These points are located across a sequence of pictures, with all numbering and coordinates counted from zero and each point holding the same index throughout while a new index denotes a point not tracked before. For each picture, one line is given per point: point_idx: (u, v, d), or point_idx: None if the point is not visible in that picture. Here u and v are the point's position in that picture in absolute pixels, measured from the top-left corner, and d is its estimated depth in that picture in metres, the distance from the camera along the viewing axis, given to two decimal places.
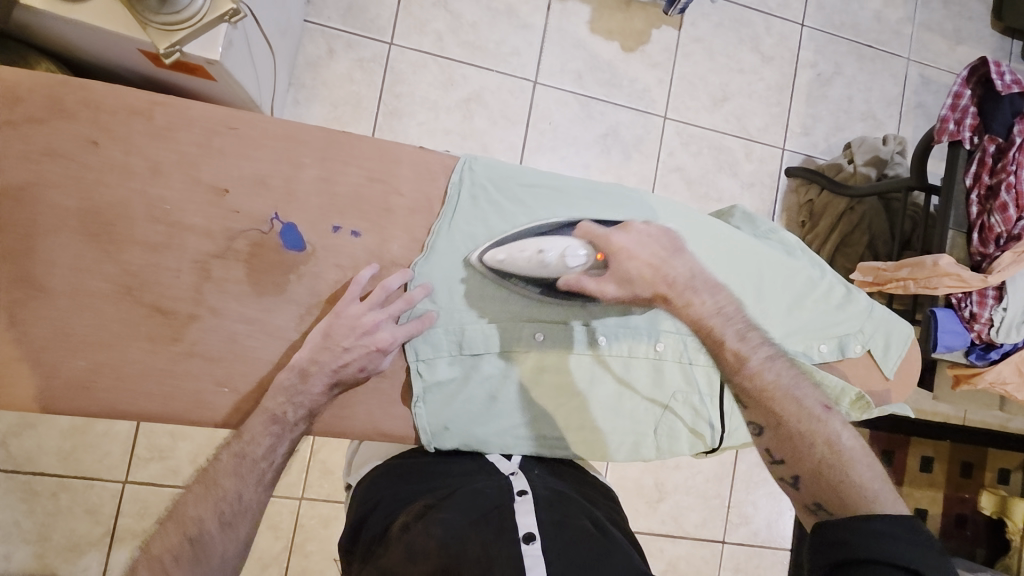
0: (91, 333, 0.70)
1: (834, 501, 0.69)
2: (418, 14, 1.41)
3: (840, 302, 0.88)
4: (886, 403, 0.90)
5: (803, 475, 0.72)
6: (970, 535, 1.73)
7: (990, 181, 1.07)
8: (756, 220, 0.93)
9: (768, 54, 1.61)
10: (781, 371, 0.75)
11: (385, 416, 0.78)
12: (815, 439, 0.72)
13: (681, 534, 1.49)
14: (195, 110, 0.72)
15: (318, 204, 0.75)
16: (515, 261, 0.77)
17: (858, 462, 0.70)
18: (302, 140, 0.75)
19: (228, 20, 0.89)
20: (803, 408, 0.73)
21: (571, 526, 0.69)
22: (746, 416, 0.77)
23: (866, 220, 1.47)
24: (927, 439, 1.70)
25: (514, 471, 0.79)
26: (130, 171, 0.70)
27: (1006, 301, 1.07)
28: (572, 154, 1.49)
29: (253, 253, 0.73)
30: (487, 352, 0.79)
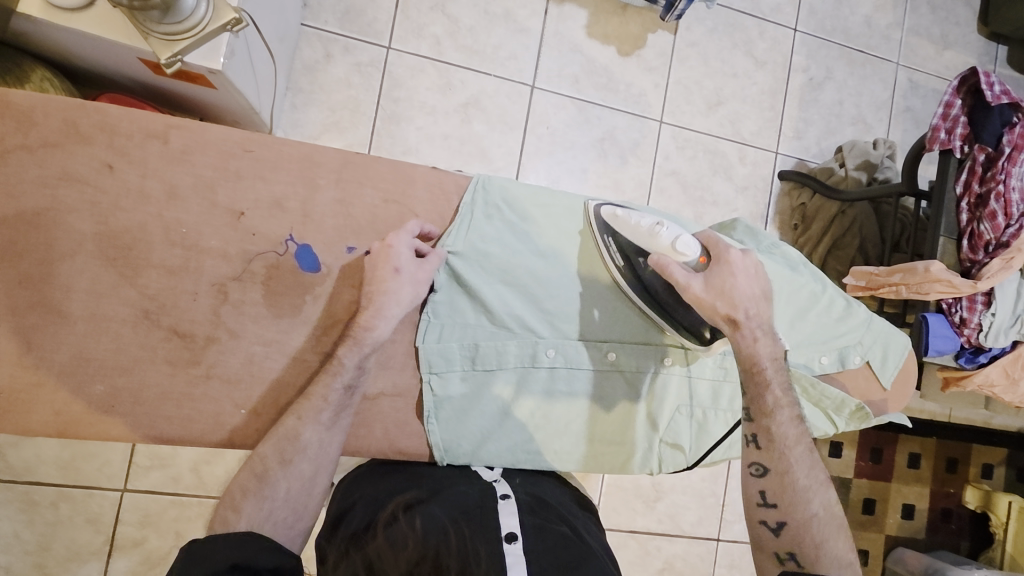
0: (111, 358, 0.70)
1: (808, 556, 0.73)
2: (417, 17, 1.40)
3: (840, 315, 0.90)
4: (883, 412, 0.94)
5: (788, 523, 0.76)
6: (955, 528, 1.79)
7: (980, 189, 1.09)
8: (759, 233, 0.94)
9: (762, 59, 1.63)
10: (802, 437, 0.79)
11: (402, 434, 0.81)
12: (811, 498, 0.76)
13: (678, 532, 1.52)
14: (211, 132, 0.72)
15: (335, 225, 0.75)
16: (628, 224, 0.80)
17: (839, 528, 0.75)
18: (318, 162, 0.75)
19: (230, 29, 0.88)
20: (807, 471, 0.77)
21: (552, 531, 0.69)
22: (750, 457, 0.80)
23: (857, 224, 1.50)
24: (914, 436, 1.75)
25: (497, 478, 0.80)
26: (147, 195, 0.70)
27: (994, 307, 1.10)
28: (569, 159, 1.50)
29: (270, 276, 0.73)
30: (500, 369, 0.81)
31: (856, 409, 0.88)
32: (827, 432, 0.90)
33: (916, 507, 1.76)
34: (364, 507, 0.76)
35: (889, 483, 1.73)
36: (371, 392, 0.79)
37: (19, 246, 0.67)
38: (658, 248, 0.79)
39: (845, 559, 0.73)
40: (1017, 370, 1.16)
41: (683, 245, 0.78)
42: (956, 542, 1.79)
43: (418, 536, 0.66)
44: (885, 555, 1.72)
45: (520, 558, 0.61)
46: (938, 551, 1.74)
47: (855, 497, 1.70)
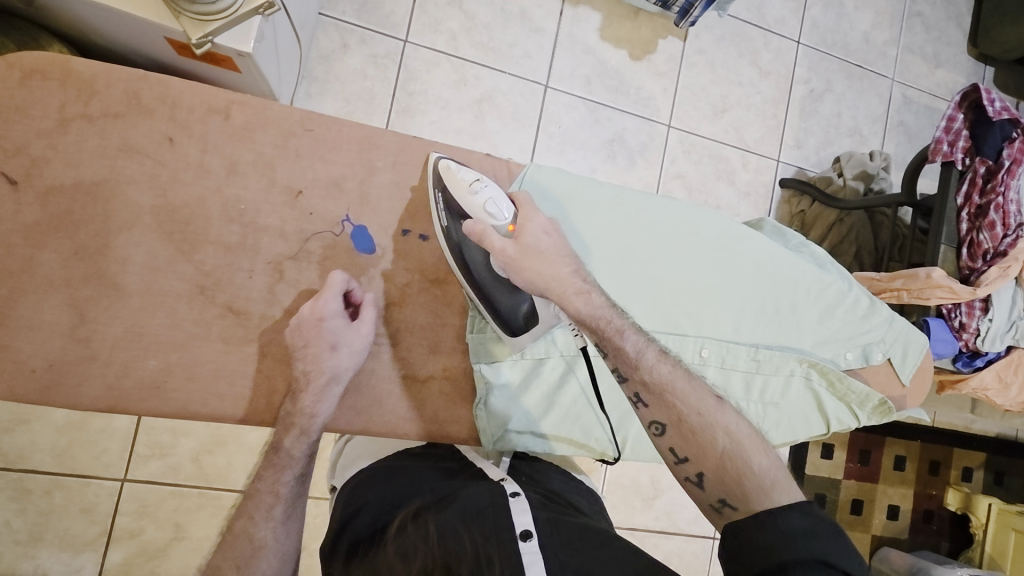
0: (165, 332, 0.74)
1: (738, 496, 0.65)
2: (434, 12, 1.41)
3: (864, 313, 0.91)
4: (903, 408, 0.96)
5: (708, 471, 0.68)
6: (937, 530, 1.85)
7: (980, 201, 1.14)
8: (786, 232, 0.98)
9: (766, 69, 1.68)
10: (665, 368, 0.72)
11: (448, 417, 0.84)
12: (715, 432, 0.68)
13: (675, 530, 1.55)
14: (272, 111, 0.78)
15: (390, 208, 0.81)
16: (453, 176, 0.78)
17: (757, 451, 0.68)
18: (376, 144, 0.81)
19: (262, 12, 0.88)
20: (698, 401, 0.70)
21: (566, 526, 0.67)
22: (644, 417, 0.73)
23: (854, 231, 1.55)
24: (900, 439, 1.82)
25: (505, 478, 0.76)
26: (206, 171, 0.75)
27: (991, 312, 1.14)
28: (579, 158, 1.52)
29: (326, 255, 0.78)
30: (547, 356, 0.86)
31: (879, 403, 0.88)
32: (850, 425, 0.91)
33: (901, 508, 1.82)
34: (370, 516, 0.76)
35: (876, 485, 1.79)
36: (421, 374, 0.83)
37: (77, 215, 0.71)
38: (471, 209, 0.76)
39: (776, 479, 0.66)
40: (1009, 374, 1.21)
41: (492, 206, 0.75)
42: (937, 543, 1.85)
43: (431, 541, 0.65)
44: (872, 554, 1.79)
45: (536, 556, 0.61)
46: (921, 551, 1.80)
47: (844, 498, 1.75)
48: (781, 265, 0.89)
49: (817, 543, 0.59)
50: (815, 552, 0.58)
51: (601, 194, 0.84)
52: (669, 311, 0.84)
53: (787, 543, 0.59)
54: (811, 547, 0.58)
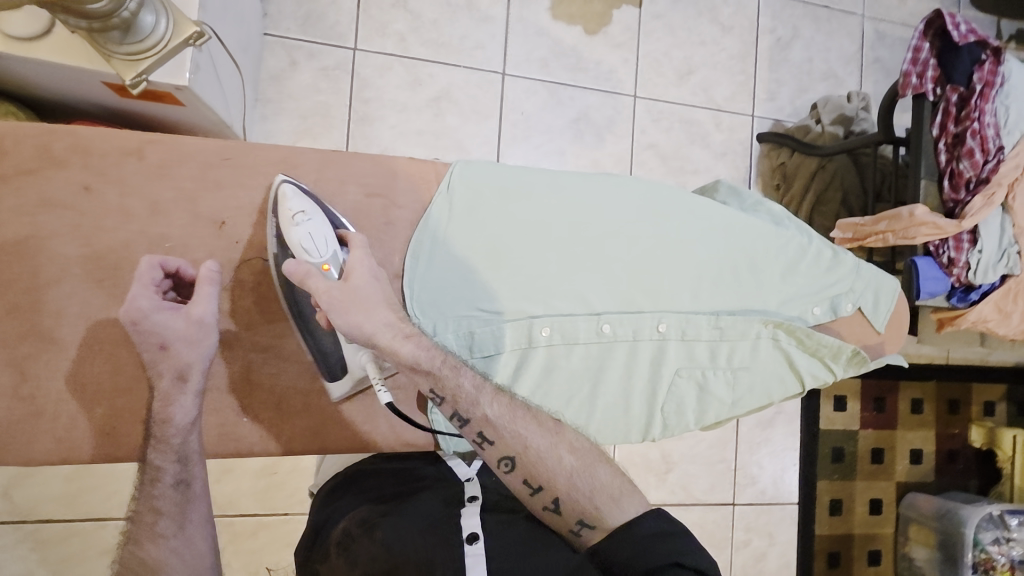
0: (109, 379, 0.75)
1: (592, 514, 0.70)
2: (379, 16, 1.40)
3: (829, 266, 0.88)
4: (881, 355, 0.93)
5: (562, 496, 0.72)
6: (963, 469, 1.82)
7: (956, 129, 1.10)
8: (742, 193, 0.95)
9: (727, 24, 1.63)
10: (499, 406, 0.74)
11: (407, 426, 0.84)
12: (560, 454, 0.73)
13: (693, 500, 1.60)
14: (188, 144, 0.77)
15: None
16: (285, 198, 0.75)
17: (599, 463, 0.74)
18: (299, 163, 0.80)
19: (193, 43, 0.89)
20: (535, 434, 0.74)
21: (516, 528, 0.73)
22: (493, 458, 0.74)
23: (838, 177, 1.51)
24: (915, 382, 1.78)
25: (471, 478, 0.84)
26: (129, 214, 0.75)
27: (980, 243, 1.10)
28: (547, 142, 1.51)
29: (258, 282, 0.79)
30: (497, 352, 0.81)
31: (852, 354, 0.86)
32: (827, 381, 0.88)
33: (923, 451, 1.79)
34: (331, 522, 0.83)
35: (895, 431, 1.76)
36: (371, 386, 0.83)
37: (6, 276, 0.72)
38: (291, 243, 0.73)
39: (620, 487, 0.72)
40: (1008, 303, 1.17)
41: (313, 244, 0.73)
42: (965, 482, 1.81)
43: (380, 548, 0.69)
44: (898, 501, 1.77)
45: (480, 557, 0.66)
46: (948, 492, 1.77)
47: (862, 448, 1.73)
48: (734, 226, 0.86)
49: (672, 545, 0.64)
50: (671, 555, 0.63)
51: (537, 182, 0.82)
52: (626, 289, 0.83)
53: (644, 550, 0.64)
54: (666, 551, 0.63)
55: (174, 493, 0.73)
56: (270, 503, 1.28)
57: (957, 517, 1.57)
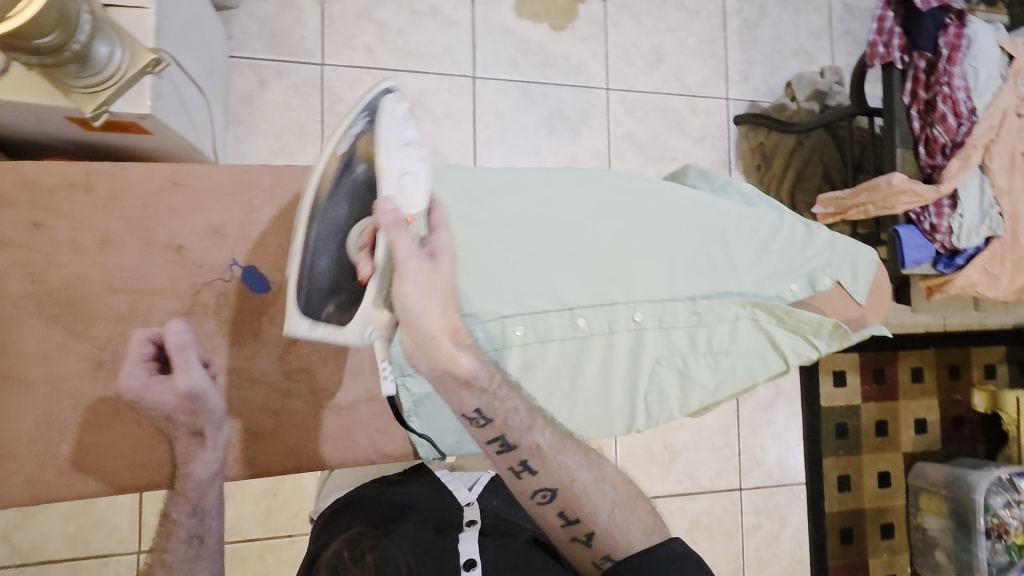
0: (73, 417, 0.69)
1: (620, 551, 0.75)
2: (344, 29, 1.40)
3: (804, 240, 0.85)
4: (863, 328, 0.89)
5: (596, 531, 0.76)
6: (969, 434, 1.81)
7: (927, 95, 1.10)
8: (711, 175, 0.94)
9: (694, 9, 1.63)
10: (546, 440, 0.75)
11: (385, 438, 0.78)
12: (601, 489, 0.77)
13: (699, 489, 1.59)
14: (135, 171, 0.71)
15: (280, 242, 0.74)
16: (400, 127, 0.71)
17: (634, 503, 0.78)
18: (252, 182, 0.74)
19: (151, 70, 0.89)
20: (577, 469, 0.76)
21: (508, 551, 0.80)
22: (533, 485, 0.76)
23: (816, 153, 1.54)
24: (913, 350, 1.77)
25: (470, 501, 0.93)
26: (81, 247, 0.69)
27: (961, 207, 1.09)
28: (522, 142, 1.51)
29: (221, 303, 0.72)
30: (469, 356, 0.80)
31: (834, 327, 0.84)
32: (810, 357, 0.86)
33: (928, 420, 1.78)
34: (326, 541, 0.89)
35: (897, 402, 1.75)
36: (345, 402, 0.76)
37: None
38: (382, 164, 0.67)
39: (649, 529, 0.77)
40: (995, 266, 1.15)
41: (412, 192, 0.69)
42: (972, 447, 1.80)
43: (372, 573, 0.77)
44: (907, 472, 1.75)
45: None
46: (957, 459, 1.75)
47: (866, 422, 1.72)
48: (704, 209, 0.84)
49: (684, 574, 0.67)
50: None
51: (498, 182, 0.81)
52: (599, 282, 0.83)
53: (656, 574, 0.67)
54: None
55: (187, 548, 0.77)
56: (273, 526, 1.27)
57: (965, 484, 1.56)
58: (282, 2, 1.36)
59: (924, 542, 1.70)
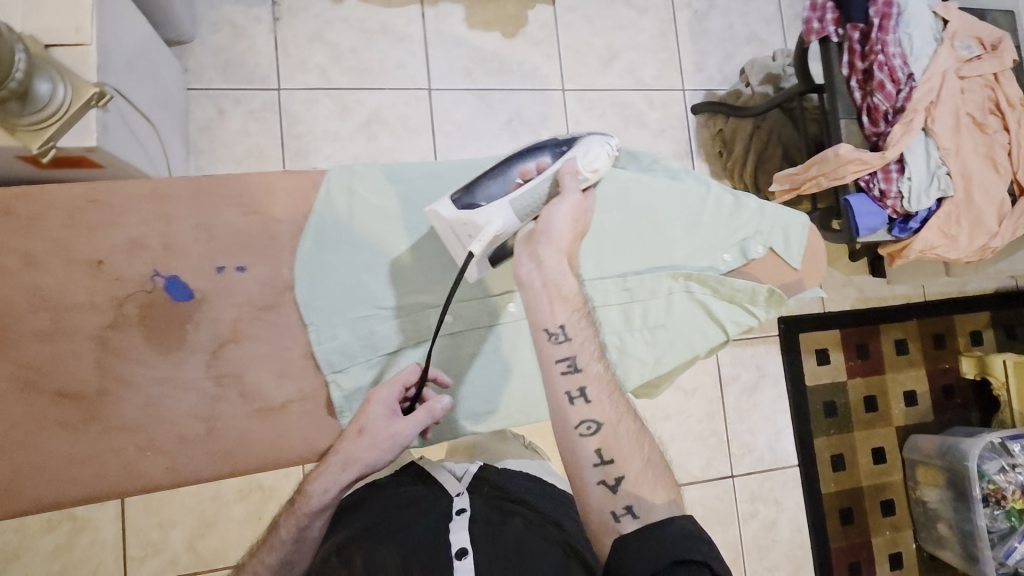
0: (5, 435, 0.71)
1: (643, 507, 0.72)
2: (298, 53, 1.43)
3: (732, 211, 0.88)
4: (801, 292, 0.91)
5: (625, 478, 0.73)
6: (961, 402, 1.79)
7: (864, 66, 1.11)
8: (640, 154, 0.93)
9: (642, 6, 1.66)
10: (600, 368, 0.75)
11: (319, 435, 0.79)
12: (639, 439, 0.75)
13: (690, 479, 1.57)
14: (53, 193, 0.72)
15: (201, 250, 0.75)
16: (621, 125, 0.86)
17: (659, 468, 0.76)
18: (167, 195, 0.75)
19: (96, 103, 0.91)
20: (620, 408, 0.75)
21: (502, 538, 0.83)
22: (575, 414, 0.74)
23: (774, 134, 1.53)
24: (895, 323, 1.76)
25: (460, 492, 0.93)
26: (5, 271, 0.71)
27: (908, 171, 1.10)
28: (483, 148, 1.52)
29: (144, 314, 0.74)
30: (401, 347, 0.82)
31: (769, 293, 0.85)
32: (750, 326, 0.87)
33: (917, 391, 1.76)
34: (309, 547, 0.90)
35: (884, 375, 1.74)
36: (275, 402, 0.77)
37: None
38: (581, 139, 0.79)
39: (671, 497, 0.74)
40: (952, 226, 1.16)
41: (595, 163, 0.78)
42: (966, 415, 1.78)
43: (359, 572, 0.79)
44: (902, 446, 1.73)
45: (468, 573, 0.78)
46: (951, 429, 1.73)
47: (854, 399, 1.71)
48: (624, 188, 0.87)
49: (695, 546, 0.67)
50: (697, 554, 0.67)
51: (416, 174, 0.82)
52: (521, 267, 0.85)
53: (668, 546, 0.67)
54: (693, 550, 0.67)
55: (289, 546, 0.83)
56: None
57: (959, 452, 1.53)
58: (234, 32, 1.39)
59: (926, 515, 1.67)
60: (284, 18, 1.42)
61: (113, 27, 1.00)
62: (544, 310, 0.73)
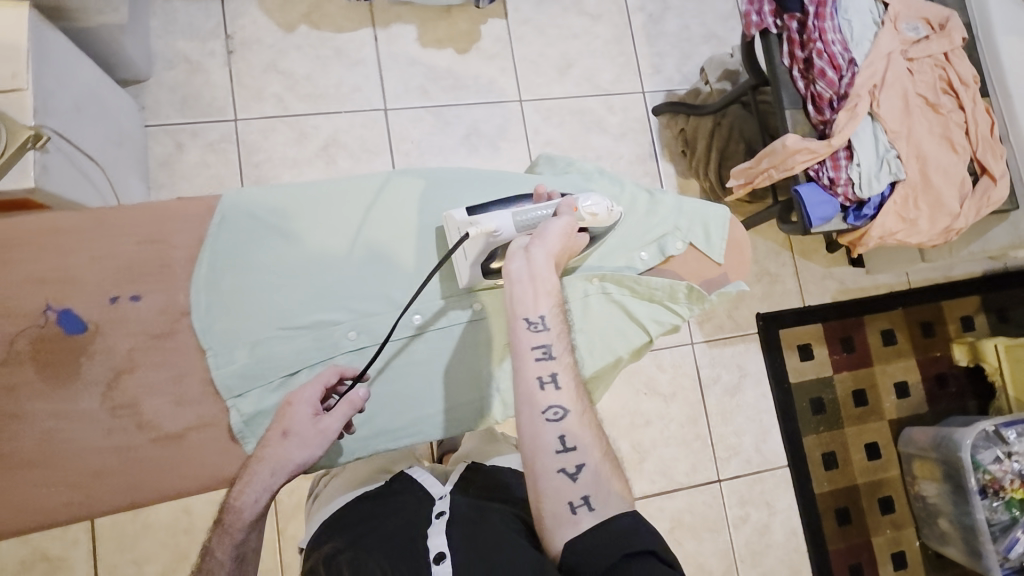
0: None
1: (599, 496, 0.74)
2: (253, 84, 1.45)
3: (647, 208, 0.89)
4: (724, 285, 0.89)
5: (586, 467, 0.75)
6: (956, 391, 1.73)
7: (804, 54, 1.10)
8: (555, 159, 0.97)
9: (595, 13, 1.67)
10: (565, 359, 0.77)
11: (222, 461, 0.78)
12: (597, 431, 0.77)
13: (675, 486, 1.53)
14: None
15: (95, 281, 0.76)
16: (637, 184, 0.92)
17: (612, 462, 0.78)
18: (62, 229, 0.76)
19: (33, 145, 0.90)
20: (580, 400, 0.77)
21: (481, 534, 0.80)
22: (541, 400, 0.75)
23: (736, 129, 1.50)
24: (880, 313, 1.72)
25: (442, 496, 0.91)
26: None
27: (857, 157, 1.08)
28: (442, 163, 1.52)
29: (38, 348, 0.74)
30: (300, 367, 0.80)
31: (688, 290, 0.86)
32: (672, 324, 0.87)
33: (908, 382, 1.71)
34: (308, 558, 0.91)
35: (872, 367, 1.69)
36: (175, 430, 0.76)
37: None
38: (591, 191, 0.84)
39: (622, 490, 0.76)
40: (910, 210, 1.13)
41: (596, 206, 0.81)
42: (962, 404, 1.72)
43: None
44: (897, 440, 1.68)
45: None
46: (947, 419, 1.68)
47: (842, 394, 1.67)
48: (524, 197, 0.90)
49: (646, 536, 0.70)
50: (647, 544, 0.69)
51: (314, 195, 0.84)
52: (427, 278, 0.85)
53: (621, 539, 0.69)
54: (643, 541, 0.69)
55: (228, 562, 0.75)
56: None
57: (952, 444, 1.48)
58: (189, 67, 1.42)
59: (926, 511, 1.60)
60: (237, 51, 1.45)
61: (54, 69, 1.02)
62: (525, 295, 0.75)
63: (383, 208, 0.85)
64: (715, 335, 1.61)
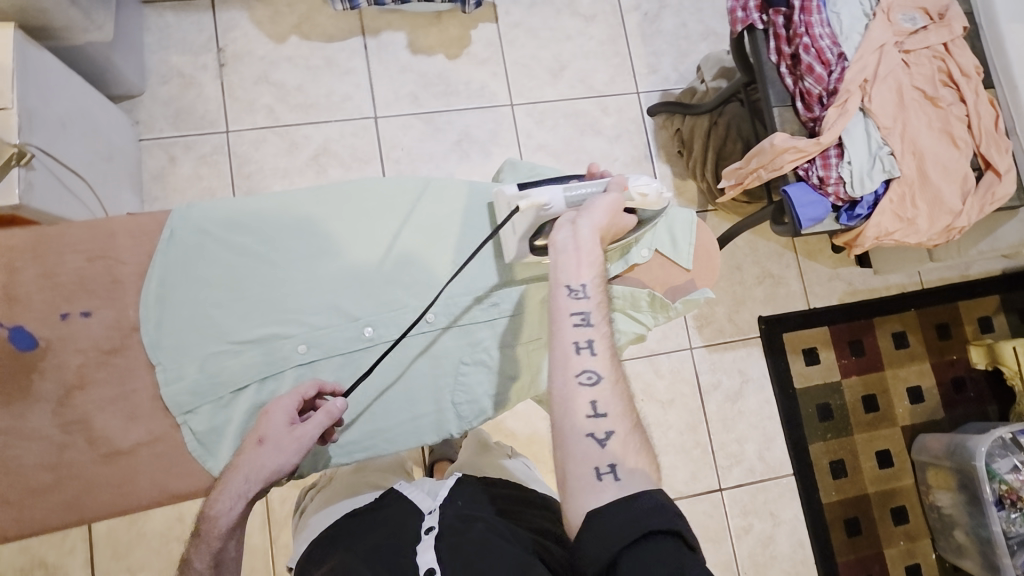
0: None
1: (627, 468, 0.68)
2: (245, 96, 1.47)
3: None
4: (691, 292, 0.89)
5: (616, 436, 0.70)
6: (975, 396, 1.66)
7: (790, 50, 1.06)
8: (518, 164, 0.97)
9: (589, 14, 1.65)
10: (601, 327, 0.73)
11: (170, 477, 0.78)
12: (630, 404, 0.72)
13: (675, 496, 1.49)
14: None
15: (43, 298, 0.77)
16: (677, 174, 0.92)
17: (642, 441, 0.72)
18: (12, 247, 0.77)
19: (18, 162, 0.95)
20: (616, 368, 0.73)
21: (473, 549, 0.76)
22: (575, 364, 0.72)
23: (732, 127, 1.46)
24: (891, 314, 1.65)
25: (431, 510, 0.85)
26: None
27: (848, 155, 1.04)
28: (433, 170, 1.52)
29: None
30: (248, 382, 0.81)
31: (652, 298, 0.85)
32: (636, 333, 0.88)
33: (922, 387, 1.64)
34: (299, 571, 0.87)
35: (882, 372, 1.63)
36: (125, 446, 0.77)
37: None
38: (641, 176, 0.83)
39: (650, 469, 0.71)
40: (908, 208, 1.08)
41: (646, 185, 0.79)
42: (982, 410, 1.65)
43: None
44: (910, 447, 1.61)
45: None
46: (964, 425, 1.60)
47: (851, 399, 1.60)
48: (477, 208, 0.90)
49: (670, 516, 0.64)
50: (669, 525, 0.64)
51: (264, 208, 0.84)
52: (379, 291, 0.85)
53: (642, 517, 0.64)
54: (666, 520, 0.64)
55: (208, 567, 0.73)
56: None
57: (966, 451, 1.41)
58: (182, 82, 1.44)
59: (942, 521, 1.53)
60: (230, 63, 1.47)
61: (43, 86, 1.05)
62: (569, 266, 0.73)
63: (334, 222, 0.86)
64: (714, 339, 1.57)
